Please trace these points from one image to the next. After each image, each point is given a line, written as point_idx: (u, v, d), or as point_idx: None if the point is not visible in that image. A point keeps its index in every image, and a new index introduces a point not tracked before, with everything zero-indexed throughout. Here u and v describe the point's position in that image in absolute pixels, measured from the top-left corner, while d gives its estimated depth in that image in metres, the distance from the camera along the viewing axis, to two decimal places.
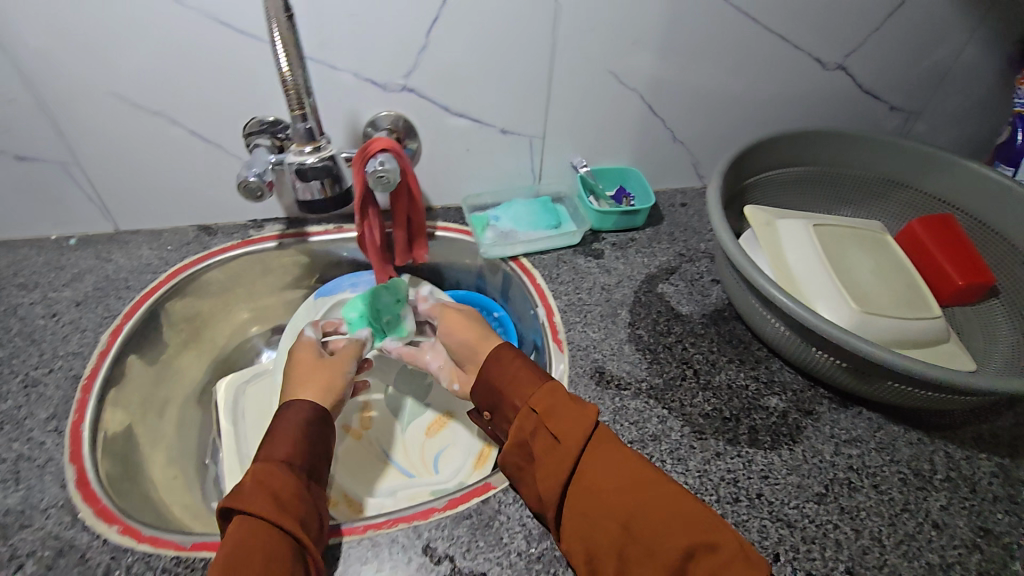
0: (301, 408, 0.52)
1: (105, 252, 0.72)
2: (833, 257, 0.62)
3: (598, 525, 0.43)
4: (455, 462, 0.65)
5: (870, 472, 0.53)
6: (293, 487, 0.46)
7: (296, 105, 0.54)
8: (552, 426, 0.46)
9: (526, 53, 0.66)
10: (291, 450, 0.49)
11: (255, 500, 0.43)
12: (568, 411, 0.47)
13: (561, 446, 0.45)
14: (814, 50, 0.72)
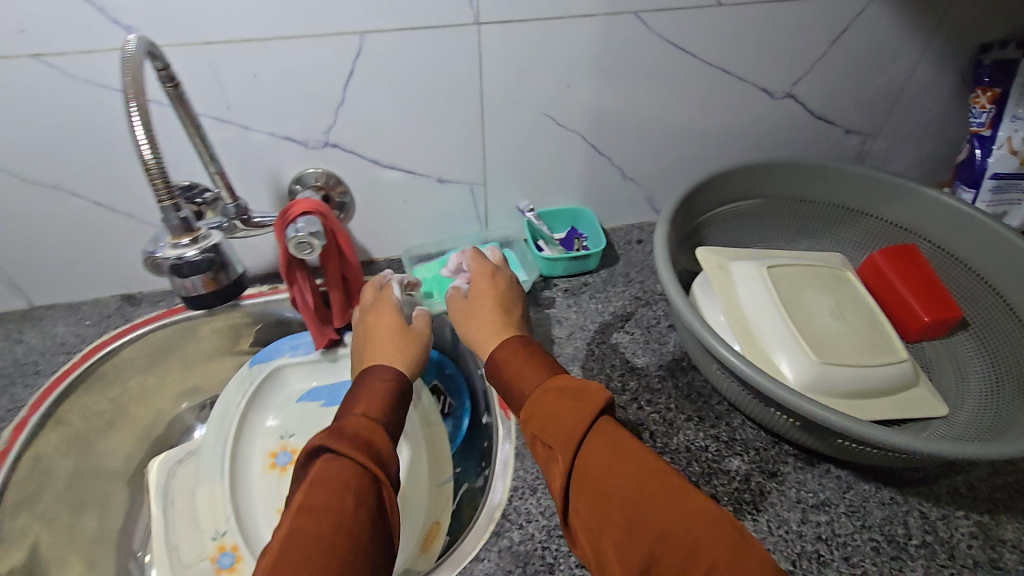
0: (385, 376, 0.53)
1: (16, 331, 0.67)
2: (790, 301, 0.59)
3: (601, 530, 0.39)
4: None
5: (840, 542, 0.49)
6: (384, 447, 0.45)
7: (163, 194, 0.42)
8: (546, 432, 0.44)
9: (453, 101, 0.62)
10: (377, 409, 0.49)
11: (347, 458, 0.42)
12: (577, 395, 0.45)
13: (558, 438, 0.43)
14: (759, 80, 0.69)
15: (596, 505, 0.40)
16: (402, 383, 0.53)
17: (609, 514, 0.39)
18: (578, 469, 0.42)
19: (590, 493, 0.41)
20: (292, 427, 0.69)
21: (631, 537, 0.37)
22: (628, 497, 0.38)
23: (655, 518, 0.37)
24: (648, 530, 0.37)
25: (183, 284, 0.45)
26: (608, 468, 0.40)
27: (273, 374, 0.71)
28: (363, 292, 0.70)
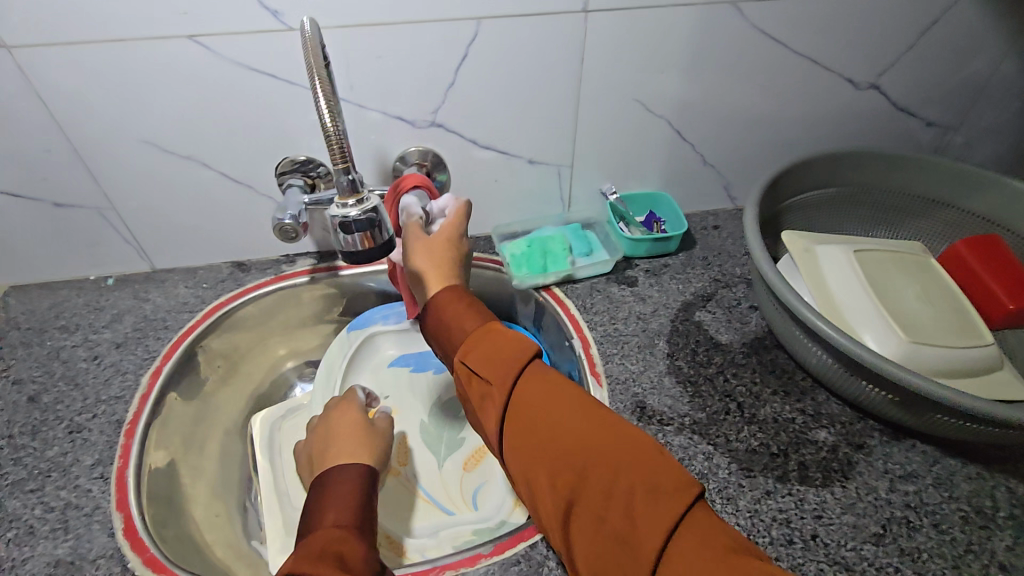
0: (344, 477, 0.50)
1: (142, 292, 0.73)
2: (876, 284, 0.61)
3: (531, 463, 0.42)
4: (497, 497, 0.64)
5: (929, 510, 0.51)
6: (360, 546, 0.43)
7: (338, 156, 0.43)
8: (484, 371, 0.45)
9: (553, 85, 0.66)
10: (349, 513, 0.46)
11: (323, 560, 0.40)
12: (506, 340, 0.46)
13: (497, 378, 0.44)
14: (845, 71, 0.71)
15: (527, 441, 0.42)
16: (365, 480, 0.51)
17: (538, 449, 0.42)
18: (512, 407, 0.43)
19: (521, 430, 0.43)
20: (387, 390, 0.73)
21: (563, 468, 0.40)
22: (563, 432, 0.41)
23: (588, 450, 0.40)
24: (579, 461, 0.40)
25: (344, 242, 0.45)
26: (546, 407, 0.42)
27: (368, 340, 0.76)
28: None
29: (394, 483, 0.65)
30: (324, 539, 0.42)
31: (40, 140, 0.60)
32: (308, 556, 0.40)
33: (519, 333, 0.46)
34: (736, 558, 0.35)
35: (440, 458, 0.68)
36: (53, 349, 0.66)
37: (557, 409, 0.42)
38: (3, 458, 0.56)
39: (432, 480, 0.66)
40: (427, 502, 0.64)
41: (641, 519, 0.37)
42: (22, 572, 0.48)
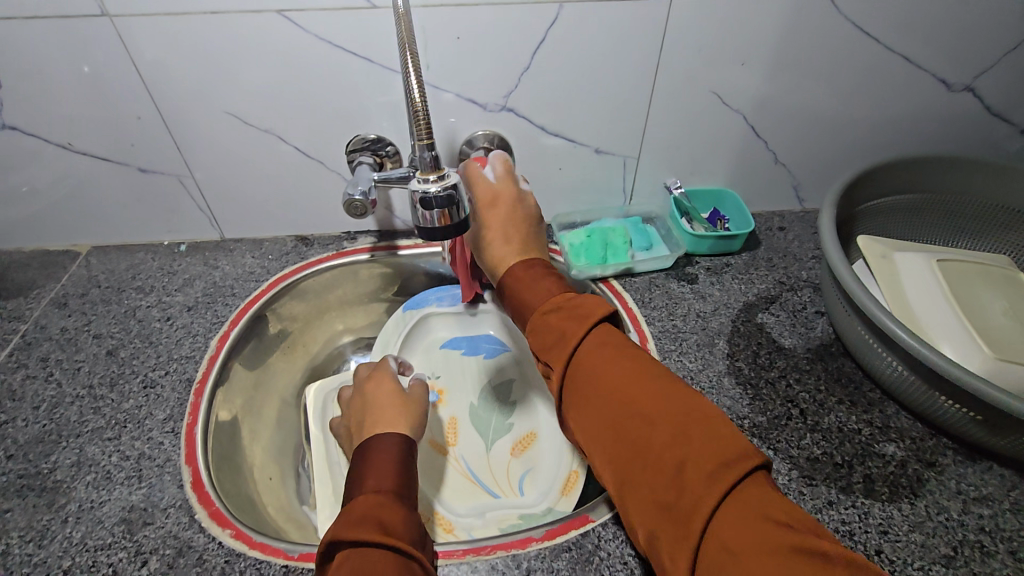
0: (387, 445, 0.49)
1: (212, 259, 0.76)
2: (960, 296, 0.58)
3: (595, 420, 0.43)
4: (543, 485, 0.64)
5: (1006, 535, 0.49)
6: (404, 514, 0.43)
7: (422, 132, 0.43)
8: (552, 335, 0.47)
9: (628, 73, 0.65)
10: (389, 480, 0.46)
11: (364, 527, 0.40)
12: (579, 306, 0.48)
13: (561, 343, 0.46)
14: (938, 71, 0.67)
15: (591, 398, 0.43)
16: (405, 450, 0.50)
17: (602, 404, 0.42)
18: (576, 365, 0.45)
19: (586, 389, 0.44)
20: (439, 369, 0.74)
21: (622, 432, 0.41)
22: (624, 389, 0.42)
23: (648, 407, 0.40)
24: (639, 417, 0.40)
25: (423, 219, 0.44)
26: (609, 364, 0.43)
27: (422, 318, 0.77)
28: None
29: (444, 463, 0.66)
30: (364, 504, 0.42)
31: (130, 107, 0.63)
32: (349, 525, 0.40)
33: (586, 301, 0.48)
34: (783, 530, 0.32)
35: (489, 442, 0.68)
36: (130, 307, 0.70)
37: (622, 367, 0.43)
38: (84, 406, 0.59)
39: (479, 460, 0.67)
40: (475, 484, 0.65)
41: (693, 475, 0.36)
42: (100, 514, 0.50)
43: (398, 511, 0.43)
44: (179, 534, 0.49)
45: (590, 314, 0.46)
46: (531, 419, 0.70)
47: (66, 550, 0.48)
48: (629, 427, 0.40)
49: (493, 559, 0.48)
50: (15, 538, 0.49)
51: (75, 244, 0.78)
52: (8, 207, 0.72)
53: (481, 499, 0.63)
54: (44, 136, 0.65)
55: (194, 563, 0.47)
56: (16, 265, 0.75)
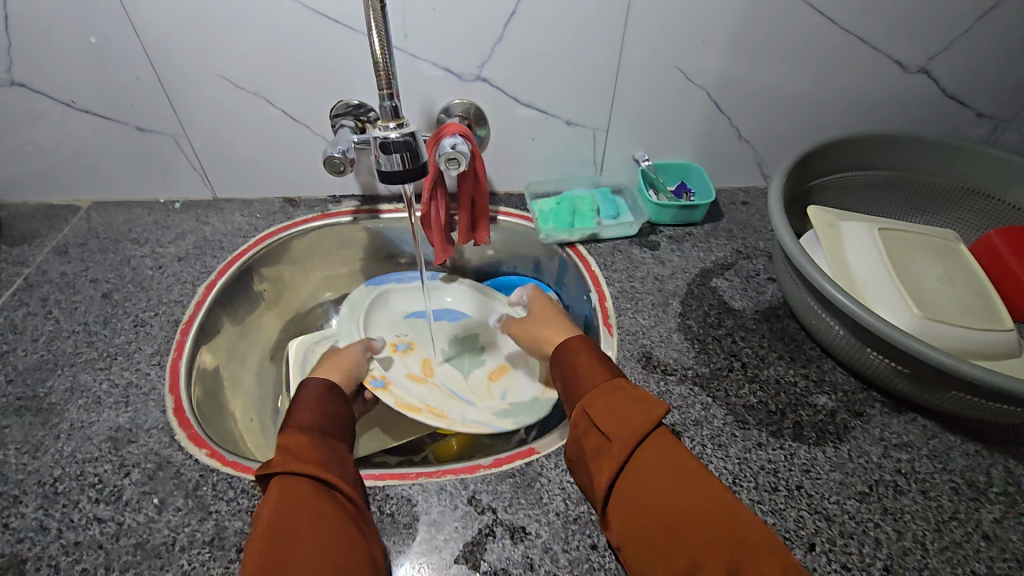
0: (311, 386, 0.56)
1: (204, 216, 0.80)
2: (898, 262, 0.62)
3: (648, 515, 0.42)
4: (523, 391, 0.72)
5: (919, 477, 0.52)
6: (321, 444, 0.49)
7: (384, 84, 0.53)
8: (609, 424, 0.47)
9: (596, 47, 0.68)
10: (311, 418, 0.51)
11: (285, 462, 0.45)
12: (639, 400, 0.49)
13: (624, 429, 0.46)
14: (893, 53, 0.70)
15: (641, 496, 0.43)
16: (325, 391, 0.56)
17: (660, 505, 0.42)
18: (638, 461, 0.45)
19: (645, 483, 0.44)
20: (408, 329, 0.79)
21: (673, 534, 0.41)
22: (688, 493, 0.43)
23: (713, 518, 0.41)
24: (703, 531, 0.40)
25: (384, 160, 0.53)
26: (671, 465, 0.44)
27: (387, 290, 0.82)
28: (486, 217, 0.78)
29: (426, 389, 0.71)
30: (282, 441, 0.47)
31: (128, 68, 0.67)
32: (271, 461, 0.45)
33: (650, 400, 0.49)
34: None
35: (465, 371, 0.75)
36: (125, 257, 0.74)
37: (686, 475, 0.43)
38: (79, 340, 0.64)
39: (461, 381, 0.73)
40: (457, 399, 0.71)
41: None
42: (89, 432, 0.55)
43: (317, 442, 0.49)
44: (160, 451, 0.54)
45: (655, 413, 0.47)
46: (502, 347, 0.78)
47: (57, 461, 0.53)
48: (691, 537, 0.40)
49: (444, 481, 0.53)
50: (12, 450, 0.54)
51: (76, 200, 0.83)
52: (15, 161, 0.77)
53: (467, 408, 0.69)
54: (48, 93, 0.70)
55: (172, 475, 0.52)
56: (21, 216, 0.80)
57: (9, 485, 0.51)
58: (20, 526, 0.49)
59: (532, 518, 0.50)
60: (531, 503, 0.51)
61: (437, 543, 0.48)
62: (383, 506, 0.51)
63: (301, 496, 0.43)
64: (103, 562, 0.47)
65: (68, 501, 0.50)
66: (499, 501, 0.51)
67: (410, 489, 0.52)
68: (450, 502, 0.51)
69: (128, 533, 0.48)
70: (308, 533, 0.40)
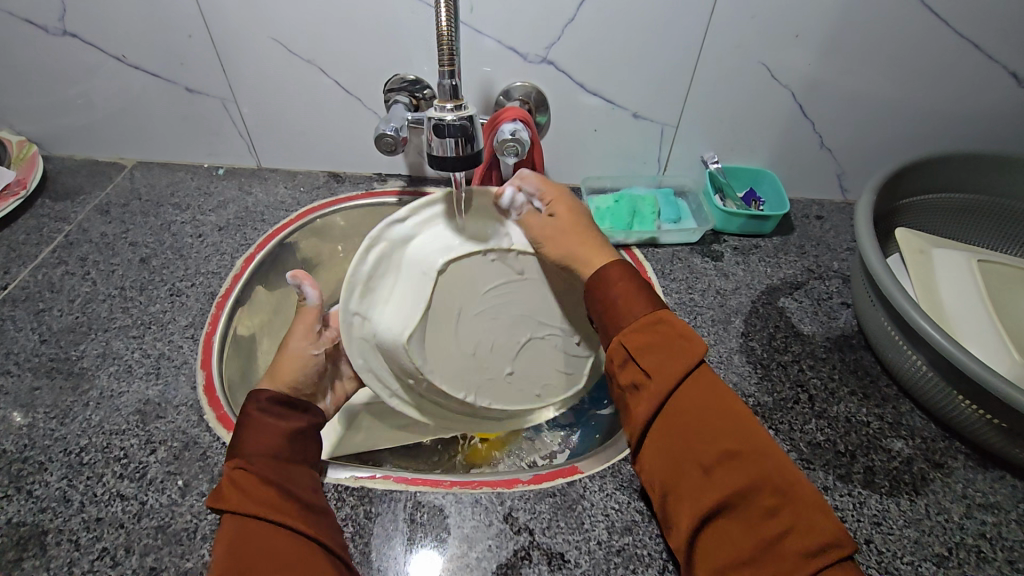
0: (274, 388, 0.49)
1: (247, 185, 0.78)
2: (996, 299, 0.55)
3: (677, 452, 0.41)
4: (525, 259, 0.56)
5: (1007, 544, 0.47)
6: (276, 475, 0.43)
7: (447, 59, 0.49)
8: (647, 358, 0.44)
9: (674, 35, 0.63)
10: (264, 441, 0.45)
11: (240, 493, 0.40)
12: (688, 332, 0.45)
13: (664, 367, 0.43)
14: (1010, 63, 0.63)
15: (676, 436, 0.41)
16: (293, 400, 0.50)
17: (695, 440, 0.41)
18: (674, 402, 0.42)
19: (682, 421, 0.42)
20: None
21: (707, 476, 0.39)
22: (727, 434, 0.40)
23: (754, 457, 0.39)
24: (740, 470, 0.39)
25: (437, 144, 0.50)
26: (718, 403, 0.42)
27: None
28: None
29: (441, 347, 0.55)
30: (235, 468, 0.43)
31: (180, 24, 0.64)
32: (223, 492, 0.41)
33: (689, 339, 0.44)
34: None
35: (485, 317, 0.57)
36: (166, 221, 0.73)
37: (723, 415, 0.41)
38: (115, 305, 0.62)
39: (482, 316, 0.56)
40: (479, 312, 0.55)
41: (787, 552, 0.36)
42: (118, 402, 0.54)
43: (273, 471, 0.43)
44: (187, 430, 0.52)
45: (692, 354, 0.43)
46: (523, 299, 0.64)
47: (84, 430, 0.51)
48: (727, 475, 0.39)
49: (479, 493, 0.50)
50: (41, 414, 0.52)
51: (122, 158, 0.81)
52: (64, 116, 0.75)
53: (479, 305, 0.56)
54: (100, 47, 0.67)
55: (198, 458, 0.50)
56: (66, 170, 0.79)
57: (35, 450, 0.50)
58: (42, 496, 0.47)
59: (572, 545, 0.46)
60: (572, 528, 0.47)
61: (469, 561, 0.45)
62: (414, 514, 0.48)
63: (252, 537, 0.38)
64: (122, 544, 0.45)
65: (92, 474, 0.49)
66: (537, 522, 0.47)
67: (443, 499, 0.48)
68: (484, 517, 0.47)
69: (150, 514, 0.46)
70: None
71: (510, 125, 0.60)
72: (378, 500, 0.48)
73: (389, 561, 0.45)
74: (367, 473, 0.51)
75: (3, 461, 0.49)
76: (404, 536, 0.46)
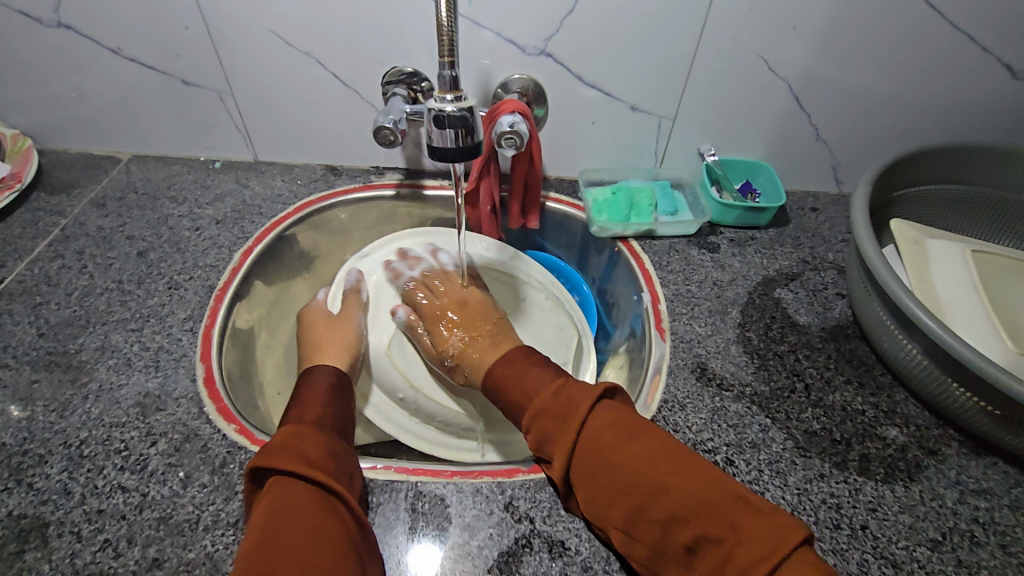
0: (323, 372, 0.54)
1: (244, 178, 0.78)
2: (989, 289, 0.56)
3: (608, 502, 0.42)
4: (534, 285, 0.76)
5: (999, 529, 0.47)
6: (325, 447, 0.44)
7: (446, 50, 0.49)
8: (547, 439, 0.47)
9: (672, 28, 0.63)
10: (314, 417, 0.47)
11: (289, 457, 0.41)
12: (565, 403, 0.47)
13: (555, 455, 0.46)
14: (1003, 56, 0.63)
15: (599, 488, 0.43)
16: (338, 383, 0.54)
17: (616, 487, 0.42)
18: (580, 460, 0.44)
19: (597, 473, 0.43)
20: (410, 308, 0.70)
21: (641, 516, 0.41)
22: (639, 471, 0.41)
23: (669, 486, 0.40)
24: (661, 500, 0.40)
25: (437, 136, 0.50)
26: (606, 463, 0.42)
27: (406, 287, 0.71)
28: (537, 202, 0.74)
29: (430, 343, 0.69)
30: (285, 435, 0.43)
31: (176, 16, 0.64)
32: (273, 452, 0.41)
33: (567, 404, 0.46)
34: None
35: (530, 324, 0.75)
36: (163, 215, 0.72)
37: (628, 456, 0.42)
38: (113, 298, 0.62)
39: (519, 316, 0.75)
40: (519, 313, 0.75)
41: (733, 564, 0.36)
42: (117, 395, 0.54)
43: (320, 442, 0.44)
44: (187, 422, 0.52)
45: (572, 418, 0.45)
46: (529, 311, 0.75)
47: (84, 423, 0.51)
48: (655, 511, 0.40)
49: (480, 483, 0.50)
50: (40, 407, 0.52)
51: (117, 151, 0.81)
52: (60, 109, 0.75)
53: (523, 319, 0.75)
54: (95, 39, 0.67)
55: (199, 449, 0.50)
56: (61, 164, 0.79)
57: (35, 443, 0.50)
58: (43, 488, 0.47)
59: (573, 533, 0.46)
60: (572, 516, 0.47)
61: (471, 549, 0.45)
62: (415, 503, 0.48)
63: (291, 495, 0.39)
64: (124, 535, 0.45)
65: (92, 466, 0.49)
66: (537, 511, 0.48)
67: (444, 488, 0.49)
68: (485, 506, 0.48)
69: (152, 506, 0.46)
70: (292, 534, 0.36)
71: (510, 115, 0.61)
72: (380, 490, 0.49)
73: (391, 550, 0.45)
74: (368, 464, 0.52)
75: (3, 454, 0.49)
76: (405, 525, 0.47)
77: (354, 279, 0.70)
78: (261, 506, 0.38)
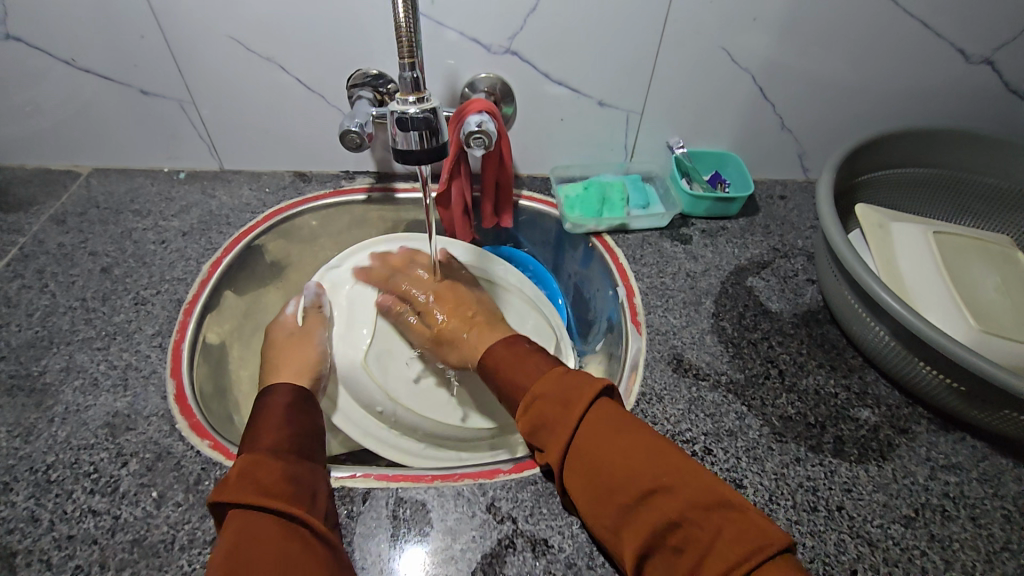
0: (289, 390, 0.53)
1: (210, 188, 0.76)
2: (953, 270, 0.58)
3: (601, 491, 0.42)
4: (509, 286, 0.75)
5: (969, 502, 0.49)
6: (286, 471, 0.44)
7: (407, 51, 0.48)
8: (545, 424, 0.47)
9: (635, 23, 0.63)
10: (274, 438, 0.47)
11: (244, 486, 0.40)
12: (571, 387, 0.47)
13: (551, 441, 0.46)
14: (956, 41, 0.65)
15: (599, 476, 0.42)
16: (302, 398, 0.54)
17: (615, 475, 0.42)
18: (581, 444, 0.44)
19: (596, 459, 0.43)
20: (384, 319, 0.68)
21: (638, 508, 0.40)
22: (647, 463, 0.41)
23: (674, 480, 0.40)
24: (664, 492, 0.40)
25: (402, 138, 0.50)
26: (603, 448, 0.43)
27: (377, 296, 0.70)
28: (509, 201, 0.74)
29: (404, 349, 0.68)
30: (240, 464, 0.43)
31: (131, 25, 0.62)
32: (228, 486, 0.41)
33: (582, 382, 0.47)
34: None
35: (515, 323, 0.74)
36: (127, 229, 0.71)
37: (637, 444, 0.43)
38: (77, 317, 0.60)
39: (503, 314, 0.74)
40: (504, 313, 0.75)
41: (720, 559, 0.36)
42: (85, 416, 0.52)
43: (280, 467, 0.44)
44: (159, 440, 0.51)
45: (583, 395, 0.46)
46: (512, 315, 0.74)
47: (50, 447, 0.50)
48: (652, 502, 0.40)
49: (461, 485, 0.50)
50: (3, 432, 0.51)
51: (77, 165, 0.78)
52: (13, 124, 0.72)
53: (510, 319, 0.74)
54: (47, 51, 0.65)
55: (172, 468, 0.49)
56: (18, 180, 0.76)
57: None
58: (8, 516, 0.46)
59: (556, 531, 0.46)
60: (554, 513, 0.47)
61: (454, 553, 0.45)
62: (397, 510, 0.47)
63: (250, 526, 0.38)
64: (97, 560, 0.44)
65: (60, 491, 0.47)
66: (520, 510, 0.48)
67: (425, 493, 0.48)
68: (467, 509, 0.47)
69: (124, 528, 0.45)
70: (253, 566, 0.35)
71: (477, 115, 0.61)
72: (360, 499, 0.48)
73: (373, 559, 0.44)
74: (347, 473, 0.51)
75: None
76: (387, 533, 0.46)
77: (314, 293, 0.68)
78: (222, 539, 0.37)
